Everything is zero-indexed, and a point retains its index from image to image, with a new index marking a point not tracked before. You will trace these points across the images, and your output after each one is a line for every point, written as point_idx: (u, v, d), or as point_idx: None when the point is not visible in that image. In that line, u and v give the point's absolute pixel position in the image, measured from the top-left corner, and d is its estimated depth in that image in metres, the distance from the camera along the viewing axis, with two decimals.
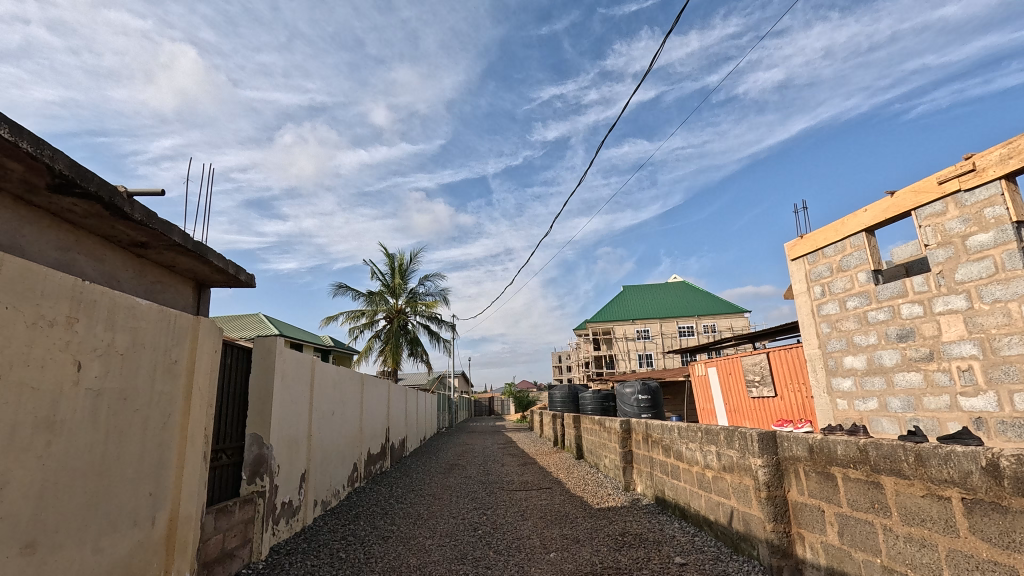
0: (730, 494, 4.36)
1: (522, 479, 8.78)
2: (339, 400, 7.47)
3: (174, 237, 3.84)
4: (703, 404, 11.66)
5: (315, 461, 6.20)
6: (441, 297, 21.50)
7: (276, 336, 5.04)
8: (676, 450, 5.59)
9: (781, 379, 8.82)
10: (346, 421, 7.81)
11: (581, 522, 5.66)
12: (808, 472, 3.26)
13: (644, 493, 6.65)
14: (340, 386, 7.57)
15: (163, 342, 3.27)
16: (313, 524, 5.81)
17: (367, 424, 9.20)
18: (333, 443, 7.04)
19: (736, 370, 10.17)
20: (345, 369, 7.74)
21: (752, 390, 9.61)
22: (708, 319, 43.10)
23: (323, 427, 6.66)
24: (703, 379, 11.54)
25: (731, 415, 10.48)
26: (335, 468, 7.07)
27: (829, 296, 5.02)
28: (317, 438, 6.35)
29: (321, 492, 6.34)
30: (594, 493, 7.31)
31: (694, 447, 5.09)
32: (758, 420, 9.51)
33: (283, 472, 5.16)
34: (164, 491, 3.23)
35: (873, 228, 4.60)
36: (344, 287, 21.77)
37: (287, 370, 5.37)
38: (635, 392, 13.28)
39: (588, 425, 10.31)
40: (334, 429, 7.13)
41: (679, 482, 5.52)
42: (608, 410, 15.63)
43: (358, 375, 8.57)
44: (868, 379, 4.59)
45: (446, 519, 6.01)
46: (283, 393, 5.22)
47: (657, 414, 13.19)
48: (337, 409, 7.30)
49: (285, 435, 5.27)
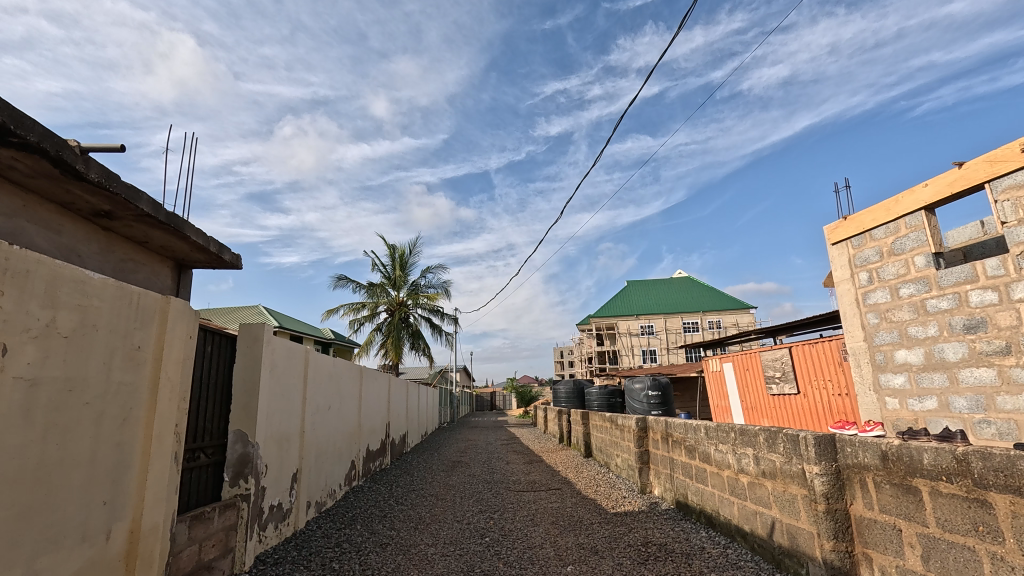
0: (771, 504, 3.86)
1: (530, 479, 8.30)
2: (336, 394, 7.01)
3: (142, 206, 3.33)
4: (717, 401, 11.18)
5: (309, 459, 5.74)
6: (443, 289, 21.04)
7: (264, 323, 4.54)
8: (703, 453, 5.09)
9: (804, 375, 8.33)
10: (344, 417, 7.36)
11: (597, 529, 5.20)
12: (881, 484, 2.76)
13: (664, 497, 6.17)
14: (338, 379, 7.12)
15: (122, 324, 2.78)
16: (305, 529, 5.35)
17: (367, 420, 8.79)
18: (329, 441, 6.58)
19: (753, 366, 9.69)
20: (343, 362, 7.27)
21: (772, 387, 9.12)
22: (713, 315, 42.54)
23: (319, 423, 6.21)
24: (717, 375, 11.06)
25: (747, 413, 10.01)
26: (331, 466, 6.62)
27: (879, 283, 4.52)
28: (311, 434, 5.89)
29: (314, 492, 5.89)
30: (608, 495, 6.84)
31: (726, 450, 4.59)
32: (778, 419, 9.04)
33: (272, 473, 4.70)
34: (124, 498, 2.75)
35: (933, 206, 4.09)
36: (344, 279, 21.32)
37: (277, 361, 4.87)
38: (644, 387, 12.81)
39: (598, 423, 9.84)
40: (331, 425, 6.68)
41: (706, 487, 5.02)
42: (615, 406, 15.18)
43: (356, 368, 8.08)
44: (925, 376, 4.09)
45: (450, 524, 5.54)
46: (272, 387, 4.74)
47: (667, 411, 12.72)
48: (334, 404, 6.85)
49: (275, 432, 4.80)
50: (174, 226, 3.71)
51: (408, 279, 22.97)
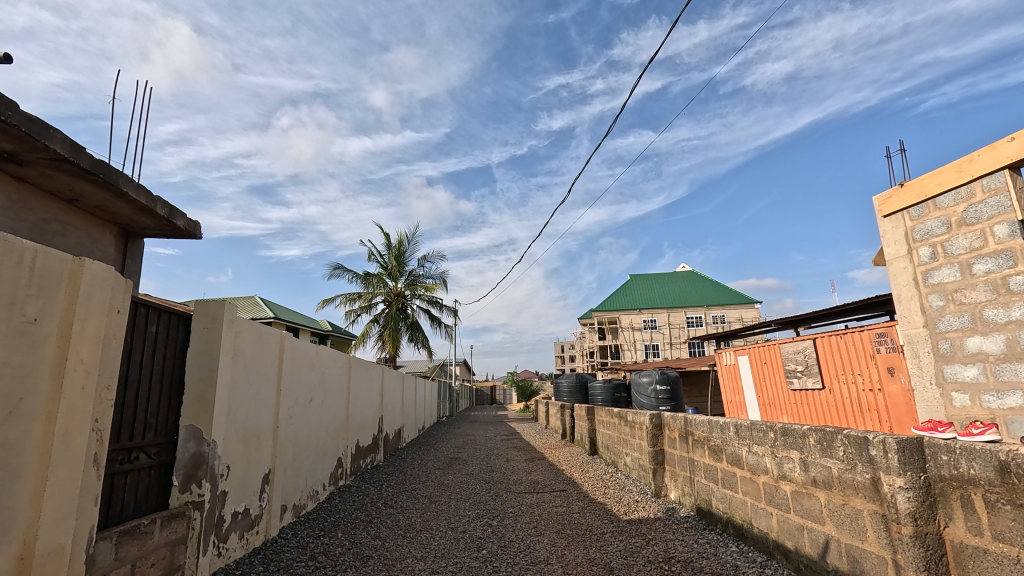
0: (825, 520, 3.22)
1: (532, 479, 7.68)
2: (321, 386, 6.38)
3: (54, 147, 2.67)
4: (731, 396, 10.57)
5: (285, 459, 5.10)
6: (442, 279, 20.42)
7: (225, 301, 3.87)
8: (732, 455, 4.45)
9: (829, 369, 7.69)
10: (330, 412, 6.72)
11: (610, 541, 4.57)
12: (999, 505, 2.11)
13: (683, 503, 5.54)
14: (322, 369, 6.48)
15: (5, 286, 2.10)
16: (278, 537, 4.72)
17: (356, 415, 8.15)
18: (311, 436, 5.96)
19: (772, 359, 9.05)
20: (328, 350, 6.64)
21: (792, 381, 8.49)
22: (717, 309, 41.86)
23: (298, 417, 5.57)
24: (732, 369, 10.42)
25: (763, 409, 9.39)
26: (314, 465, 5.99)
27: (944, 259, 3.86)
28: (289, 429, 5.26)
29: (292, 495, 5.26)
30: (618, 498, 6.22)
31: (763, 453, 3.94)
32: (799, 415, 8.42)
33: (235, 475, 4.05)
34: (11, 515, 2.11)
35: (1020, 163, 3.41)
36: (341, 269, 20.74)
37: (243, 345, 4.21)
38: (652, 382, 12.20)
39: (605, 418, 9.22)
40: (313, 419, 6.05)
41: (737, 496, 4.38)
42: (619, 402, 14.59)
43: (343, 357, 7.42)
44: (1005, 367, 3.44)
45: (443, 533, 4.91)
46: (237, 375, 4.09)
47: (677, 407, 12.08)
48: (317, 396, 6.21)
49: (240, 427, 4.15)
50: (104, 177, 3.05)
51: (406, 270, 22.34)
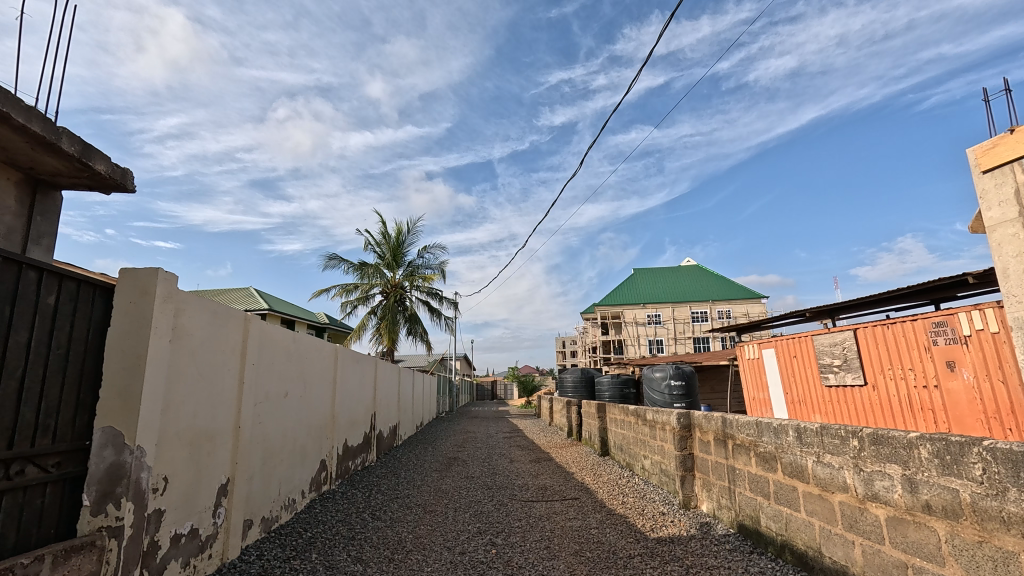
0: (947, 560, 2.41)
1: (540, 484, 6.86)
2: (300, 380, 5.56)
3: None
4: (754, 393, 9.75)
5: (251, 465, 4.29)
6: (441, 270, 19.60)
7: (159, 268, 3.03)
8: (792, 465, 3.62)
9: (874, 363, 6.86)
10: (311, 410, 5.90)
11: (640, 568, 3.77)
12: None
13: (720, 518, 4.72)
14: (302, 360, 5.65)
15: None
16: (238, 560, 3.90)
17: (344, 411, 7.33)
18: (286, 436, 5.14)
19: (802, 352, 8.23)
20: (309, 338, 5.80)
21: (827, 377, 7.67)
22: (723, 304, 40.96)
23: (269, 414, 4.74)
24: (755, 364, 9.60)
25: (792, 408, 8.57)
26: (289, 470, 5.18)
27: None
28: (256, 429, 4.43)
29: (260, 507, 4.45)
30: (640, 510, 5.40)
31: (842, 466, 3.12)
32: (835, 415, 7.60)
33: (176, 488, 3.24)
34: None
35: None
36: (337, 258, 19.97)
37: (188, 327, 3.35)
38: (666, 377, 11.38)
39: (618, 417, 8.40)
40: (290, 417, 5.23)
41: (798, 515, 3.56)
42: (627, 398, 13.79)
43: (328, 347, 6.58)
44: None
45: (437, 555, 4.10)
46: (179, 363, 3.26)
47: (692, 404, 11.26)
48: (295, 390, 5.39)
49: (184, 427, 3.32)
50: None
51: (404, 260, 21.51)
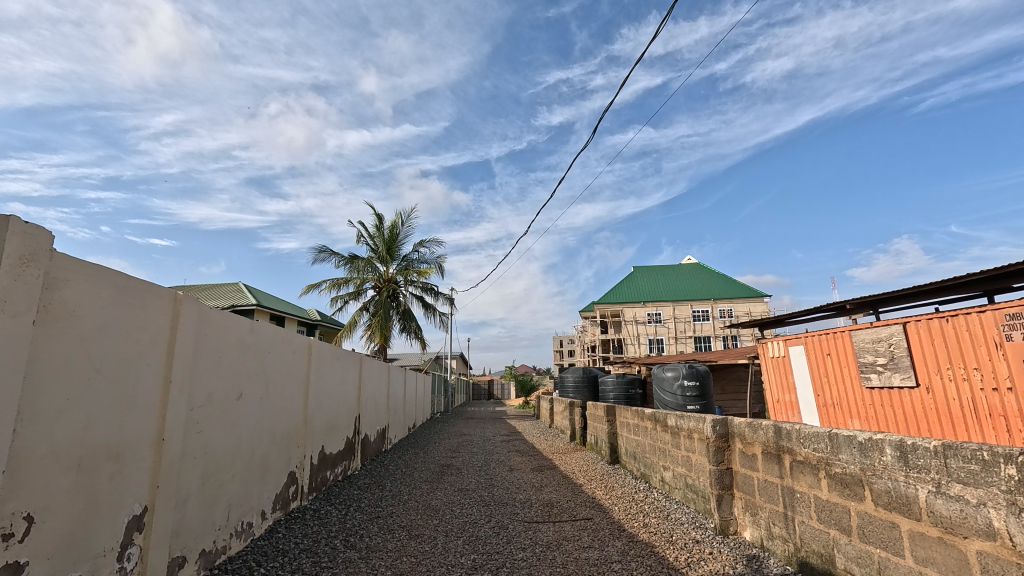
0: None
1: (546, 500, 5.94)
2: (260, 378, 4.62)
3: None
4: (778, 395, 8.87)
5: (184, 487, 3.35)
6: (437, 264, 18.69)
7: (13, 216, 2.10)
8: (892, 494, 2.73)
9: (928, 362, 6.00)
10: (276, 414, 4.98)
11: None
12: None
13: (772, 551, 3.83)
14: (264, 354, 4.71)
15: None
16: None
17: (320, 415, 6.38)
18: (240, 447, 4.21)
19: (839, 350, 7.35)
20: (273, 329, 4.87)
21: (869, 378, 6.81)
22: (724, 303, 40.15)
23: (216, 421, 3.81)
24: (780, 363, 8.73)
25: (824, 412, 7.70)
26: (243, 488, 4.25)
27: None
28: (195, 441, 3.50)
29: (200, 539, 3.54)
30: (668, 536, 4.51)
31: (983, 502, 2.23)
32: (878, 421, 6.72)
33: (49, 529, 2.32)
34: None
35: None
36: (327, 251, 19.01)
37: (69, 305, 2.43)
38: (679, 377, 10.50)
39: (631, 421, 7.51)
40: (245, 424, 4.29)
41: (901, 562, 2.67)
42: (633, 399, 12.91)
43: (299, 341, 5.61)
44: None
45: None
46: (53, 356, 2.34)
47: (706, 407, 10.37)
48: (253, 390, 4.46)
49: (64, 443, 2.40)
50: None
51: (399, 254, 20.57)
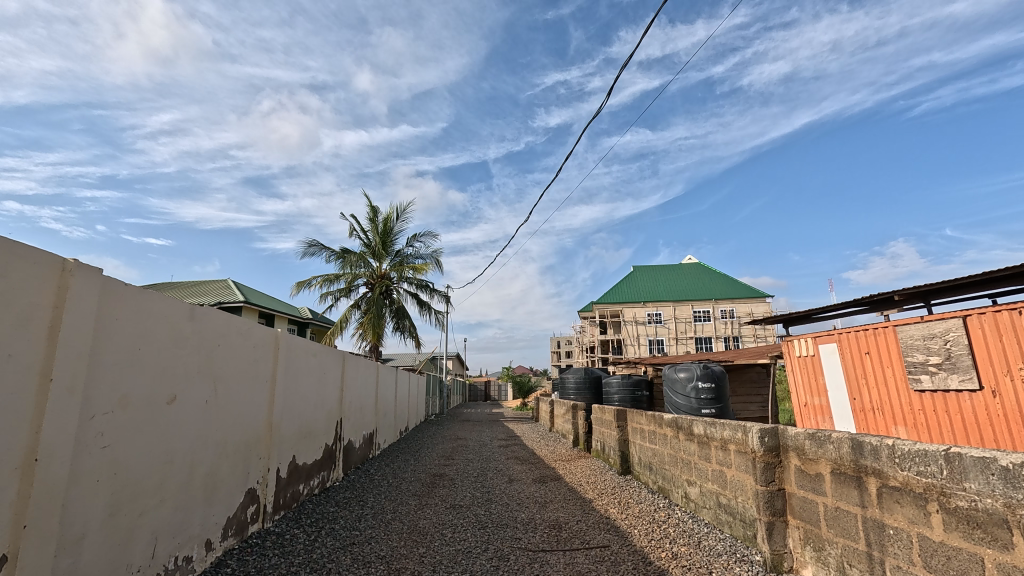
0: None
1: (552, 521, 5.08)
2: (206, 377, 3.77)
3: None
4: (806, 398, 8.06)
5: (76, 521, 2.50)
6: (433, 259, 17.84)
7: None
8: None
9: (995, 361, 5.17)
10: (229, 421, 4.12)
11: None
12: None
13: None
14: (210, 347, 3.83)
15: None
16: None
17: (290, 421, 5.50)
18: (173, 463, 3.35)
19: (881, 348, 6.53)
20: (221, 316, 4.00)
21: (918, 380, 5.98)
22: (726, 304, 39.40)
23: (133, 431, 2.95)
24: (808, 363, 7.91)
25: (862, 418, 6.88)
26: (177, 516, 3.39)
27: None
28: (96, 456, 2.63)
29: None
30: (707, 572, 3.67)
31: None
32: (930, 429, 5.89)
33: None
34: None
35: None
36: (317, 246, 18.19)
37: None
38: (692, 379, 9.67)
39: (645, 428, 6.66)
40: (179, 432, 3.42)
41: None
42: (639, 402, 12.06)
43: (260, 334, 4.73)
44: None
45: None
46: None
47: (723, 411, 9.54)
48: (193, 391, 3.58)
49: None
50: None
51: (393, 249, 19.72)
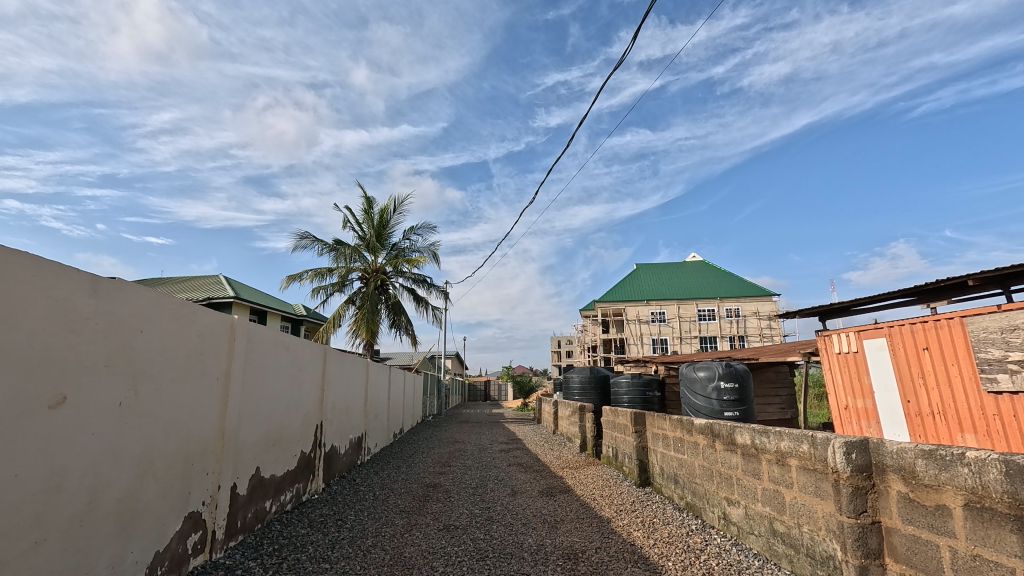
0: None
1: (567, 549, 4.19)
2: (122, 373, 2.88)
3: None
4: (846, 401, 7.18)
5: None
6: (431, 253, 16.99)
7: None
8: None
9: None
10: (161, 429, 3.23)
11: None
12: None
13: None
14: (129, 334, 2.95)
15: None
16: None
17: (252, 427, 4.59)
18: (65, 489, 2.47)
19: (944, 344, 5.64)
20: (145, 297, 3.12)
21: (993, 380, 5.08)
22: (732, 303, 38.51)
23: None
24: (851, 361, 7.03)
25: (918, 424, 6.00)
26: (70, 560, 2.51)
27: None
28: None
29: None
30: None
31: None
32: (1008, 438, 4.98)
33: None
34: None
35: None
36: (309, 239, 17.55)
37: None
38: (712, 379, 8.78)
39: (670, 435, 5.78)
40: (75, 447, 2.54)
41: None
42: (650, 403, 11.17)
43: (207, 321, 3.83)
44: None
45: None
46: None
47: (746, 414, 8.66)
48: (98, 391, 2.70)
49: None
50: None
51: (388, 242, 18.82)
